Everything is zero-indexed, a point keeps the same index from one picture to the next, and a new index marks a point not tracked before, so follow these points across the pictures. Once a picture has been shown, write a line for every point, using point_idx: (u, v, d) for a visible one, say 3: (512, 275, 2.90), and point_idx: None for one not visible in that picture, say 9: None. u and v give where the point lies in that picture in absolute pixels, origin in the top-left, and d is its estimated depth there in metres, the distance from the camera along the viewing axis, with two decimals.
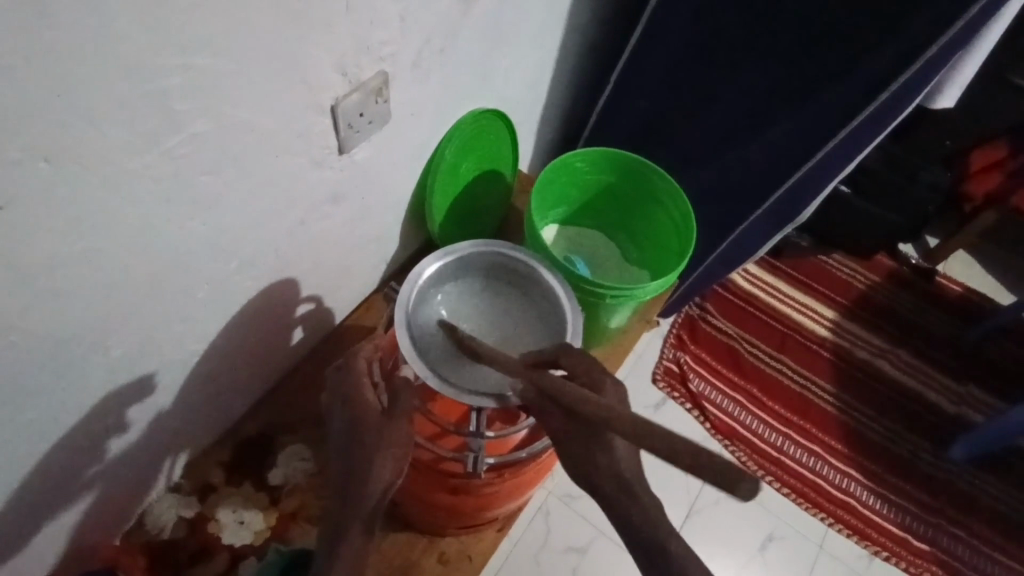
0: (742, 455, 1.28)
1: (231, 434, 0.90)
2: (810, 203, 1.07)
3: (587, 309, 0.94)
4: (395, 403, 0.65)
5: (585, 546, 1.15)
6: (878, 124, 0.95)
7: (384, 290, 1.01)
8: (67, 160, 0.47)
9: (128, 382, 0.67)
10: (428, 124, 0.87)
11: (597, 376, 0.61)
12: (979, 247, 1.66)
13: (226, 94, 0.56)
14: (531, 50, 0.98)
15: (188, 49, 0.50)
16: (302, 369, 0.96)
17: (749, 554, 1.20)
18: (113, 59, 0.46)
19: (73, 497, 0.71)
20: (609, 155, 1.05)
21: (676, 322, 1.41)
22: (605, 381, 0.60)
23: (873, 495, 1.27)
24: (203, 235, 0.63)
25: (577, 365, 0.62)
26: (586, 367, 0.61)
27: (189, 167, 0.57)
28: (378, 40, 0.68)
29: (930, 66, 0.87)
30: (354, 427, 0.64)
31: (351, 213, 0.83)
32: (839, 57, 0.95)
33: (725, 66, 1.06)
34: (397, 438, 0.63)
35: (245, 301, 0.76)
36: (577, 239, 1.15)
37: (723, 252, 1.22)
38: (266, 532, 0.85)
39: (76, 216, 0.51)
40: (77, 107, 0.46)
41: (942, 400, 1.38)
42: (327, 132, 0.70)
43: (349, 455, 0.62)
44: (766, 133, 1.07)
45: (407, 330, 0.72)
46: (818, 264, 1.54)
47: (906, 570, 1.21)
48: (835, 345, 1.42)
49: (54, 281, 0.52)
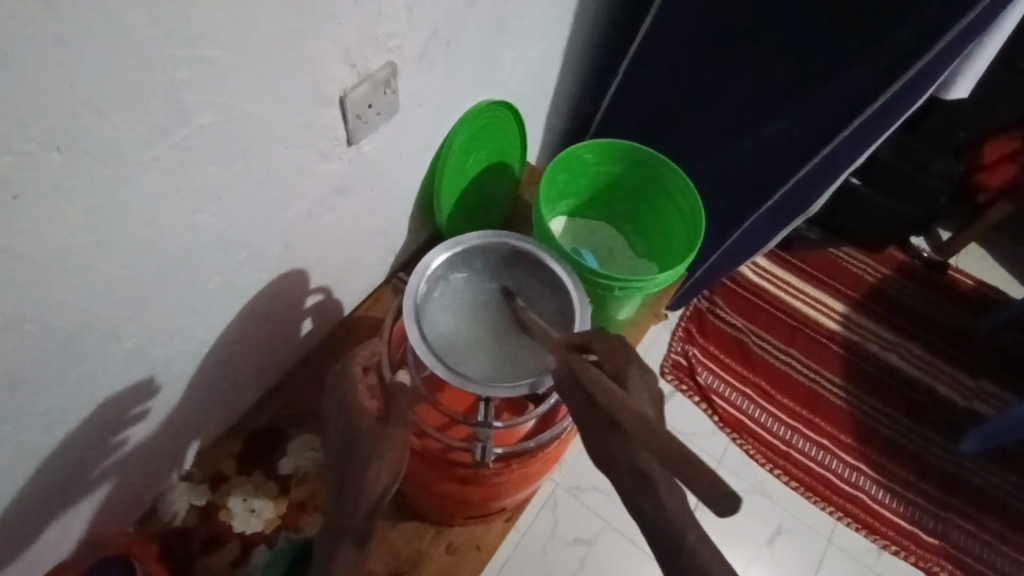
0: (751, 449, 1.28)
1: (241, 425, 0.91)
2: (821, 194, 1.07)
3: (595, 300, 0.94)
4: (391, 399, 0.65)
5: (592, 538, 1.15)
6: (889, 115, 0.93)
7: (392, 282, 1.01)
8: (77, 152, 0.48)
9: (141, 372, 0.68)
10: (435, 115, 0.87)
11: (623, 363, 0.61)
12: (990, 240, 1.64)
13: (234, 87, 0.56)
14: (538, 42, 0.98)
15: (197, 41, 0.50)
16: (310, 360, 0.96)
17: (756, 547, 1.20)
18: (122, 52, 0.46)
19: (87, 486, 0.72)
20: (618, 147, 1.04)
21: (684, 315, 1.40)
22: (631, 368, 0.60)
23: (882, 488, 1.26)
24: (213, 226, 0.64)
25: (606, 348, 0.62)
26: (618, 354, 0.61)
27: (198, 159, 0.57)
28: (385, 31, 0.68)
29: (943, 56, 0.86)
30: (353, 431, 0.63)
31: (359, 205, 0.84)
32: (850, 48, 0.94)
33: (735, 56, 1.05)
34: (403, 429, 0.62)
35: (254, 292, 0.76)
36: (585, 231, 1.14)
37: (729, 248, 1.22)
38: (276, 521, 0.86)
39: (84, 208, 0.51)
40: (88, 98, 0.46)
41: (953, 394, 1.37)
42: (335, 123, 0.70)
43: (348, 459, 0.62)
44: (775, 124, 1.06)
45: (415, 320, 0.72)
46: (828, 257, 1.53)
47: (916, 564, 1.20)
48: (845, 338, 1.41)
49: (65, 272, 0.53)
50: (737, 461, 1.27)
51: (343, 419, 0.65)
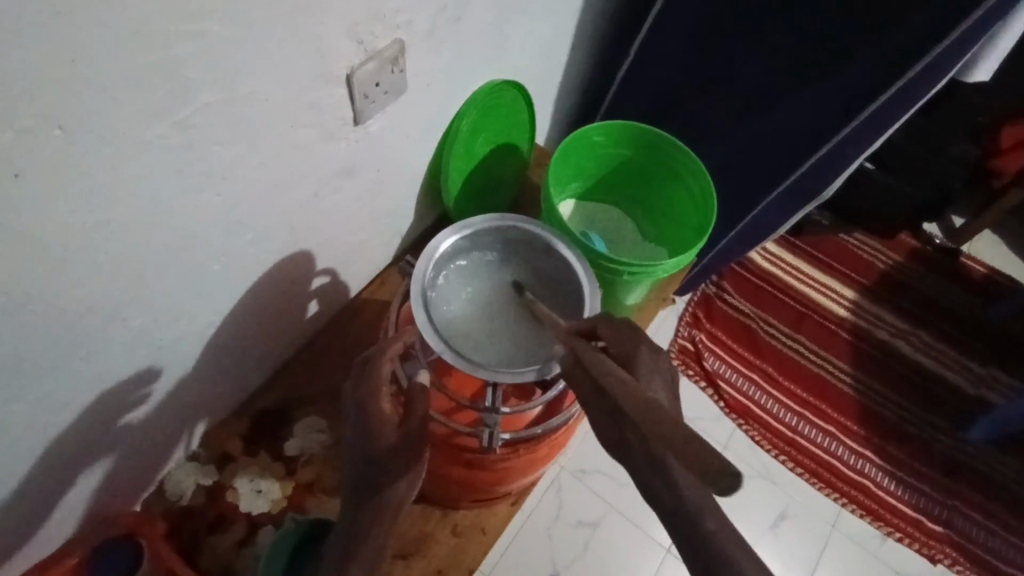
0: (757, 435, 1.27)
1: (249, 405, 0.91)
2: (834, 179, 1.03)
3: (604, 285, 0.93)
4: (422, 410, 0.63)
5: (597, 521, 1.16)
6: (908, 97, 0.91)
7: (399, 264, 1.00)
8: (79, 129, 0.47)
9: (145, 353, 0.67)
10: (444, 94, 0.85)
11: (633, 346, 0.57)
12: (1004, 226, 1.62)
13: (236, 65, 0.55)
14: (548, 20, 0.96)
15: (198, 15, 0.49)
16: (317, 342, 0.96)
17: (760, 532, 1.20)
18: (119, 25, 0.44)
19: (93, 466, 0.72)
20: (630, 128, 1.02)
21: (692, 300, 1.39)
22: (640, 349, 0.57)
23: (887, 475, 1.26)
24: (219, 207, 0.63)
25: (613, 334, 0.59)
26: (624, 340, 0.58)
27: (202, 138, 0.56)
28: (392, 7, 0.66)
29: (969, 35, 0.83)
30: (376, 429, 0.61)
31: (366, 185, 0.83)
32: (869, 28, 0.92)
33: (752, 36, 1.02)
34: (417, 443, 0.60)
35: (261, 274, 0.76)
36: (594, 215, 1.13)
37: (742, 231, 1.18)
38: (283, 502, 0.87)
39: (89, 188, 0.50)
40: (89, 74, 0.45)
41: (962, 382, 1.36)
42: (342, 103, 0.69)
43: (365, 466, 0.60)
44: (791, 106, 1.03)
45: (423, 304, 0.72)
46: (839, 243, 1.51)
47: (919, 551, 1.20)
48: (854, 325, 1.40)
49: (69, 252, 0.52)
50: (743, 446, 1.27)
51: (367, 413, 0.63)
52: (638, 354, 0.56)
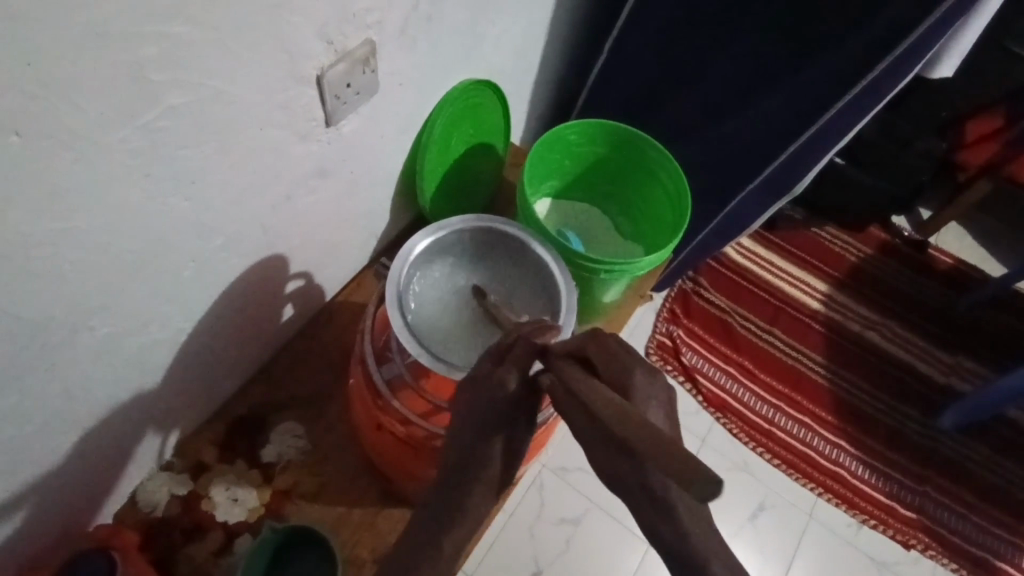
0: (734, 427, 1.29)
1: (223, 412, 0.89)
2: (807, 173, 1.05)
3: (580, 282, 0.93)
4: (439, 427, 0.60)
5: (580, 517, 1.16)
6: (876, 93, 0.92)
7: (375, 267, 0.99)
8: (37, 134, 0.45)
9: (113, 363, 0.66)
10: (417, 94, 0.84)
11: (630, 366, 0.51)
12: (969, 218, 1.66)
13: (201, 66, 0.53)
14: (521, 18, 0.96)
15: (160, 16, 0.48)
16: (292, 346, 0.95)
17: (740, 523, 1.21)
18: (77, 26, 0.43)
19: (61, 481, 0.70)
20: (603, 126, 1.03)
21: (669, 296, 1.40)
22: (636, 372, 0.49)
23: (860, 464, 1.29)
24: (188, 211, 0.62)
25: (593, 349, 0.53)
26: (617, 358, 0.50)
27: (166, 140, 0.55)
28: (361, 7, 0.66)
29: (933, 31, 0.84)
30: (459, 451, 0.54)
31: (340, 187, 0.82)
32: (836, 27, 0.93)
33: (722, 35, 1.04)
34: None
35: (234, 278, 0.75)
36: (569, 215, 1.13)
37: (718, 226, 1.20)
38: (260, 509, 0.85)
39: (50, 194, 0.49)
40: (45, 78, 0.44)
41: (931, 370, 1.40)
42: (313, 104, 0.68)
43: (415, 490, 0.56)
44: (762, 102, 1.04)
45: (399, 308, 0.71)
46: (811, 237, 1.53)
47: (894, 538, 1.23)
48: (827, 318, 1.43)
49: (32, 260, 0.51)
50: (721, 439, 1.28)
51: None
52: (635, 379, 0.48)
